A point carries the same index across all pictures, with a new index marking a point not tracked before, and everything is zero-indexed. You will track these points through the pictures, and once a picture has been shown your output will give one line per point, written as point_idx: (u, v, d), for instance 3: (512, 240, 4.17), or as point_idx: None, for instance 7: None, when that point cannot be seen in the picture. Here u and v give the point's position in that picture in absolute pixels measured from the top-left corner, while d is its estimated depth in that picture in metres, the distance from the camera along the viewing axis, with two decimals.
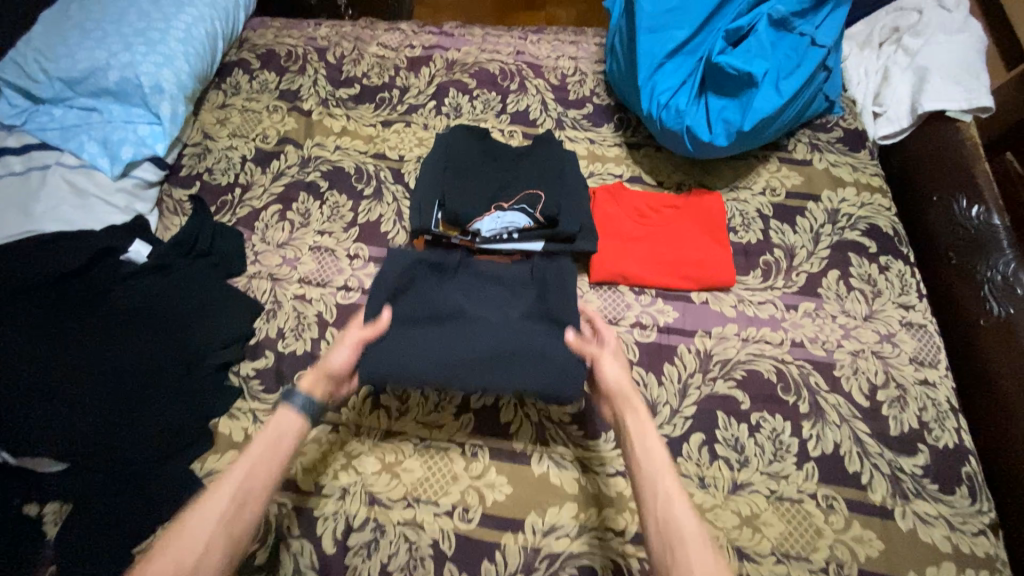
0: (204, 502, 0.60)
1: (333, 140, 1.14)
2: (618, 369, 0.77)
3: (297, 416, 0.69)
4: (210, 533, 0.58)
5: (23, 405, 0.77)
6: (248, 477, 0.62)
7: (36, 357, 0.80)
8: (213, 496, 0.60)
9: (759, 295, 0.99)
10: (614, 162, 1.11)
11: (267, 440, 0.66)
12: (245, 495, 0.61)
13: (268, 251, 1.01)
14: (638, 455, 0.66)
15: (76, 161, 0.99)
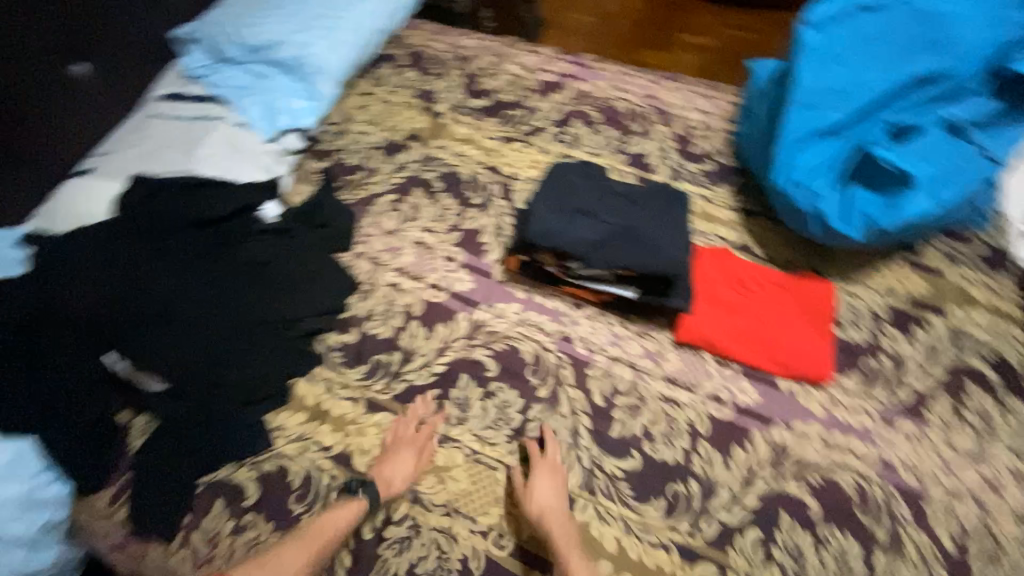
0: (274, 558, 0.72)
1: (454, 145, 1.21)
2: (552, 480, 0.81)
3: (349, 514, 0.77)
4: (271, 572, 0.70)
5: (147, 328, 0.83)
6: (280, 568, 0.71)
7: (169, 287, 0.86)
8: (271, 562, 0.71)
9: (853, 400, 0.91)
10: (723, 225, 1.08)
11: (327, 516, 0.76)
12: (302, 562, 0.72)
13: (374, 235, 1.07)
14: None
15: (238, 119, 1.11)
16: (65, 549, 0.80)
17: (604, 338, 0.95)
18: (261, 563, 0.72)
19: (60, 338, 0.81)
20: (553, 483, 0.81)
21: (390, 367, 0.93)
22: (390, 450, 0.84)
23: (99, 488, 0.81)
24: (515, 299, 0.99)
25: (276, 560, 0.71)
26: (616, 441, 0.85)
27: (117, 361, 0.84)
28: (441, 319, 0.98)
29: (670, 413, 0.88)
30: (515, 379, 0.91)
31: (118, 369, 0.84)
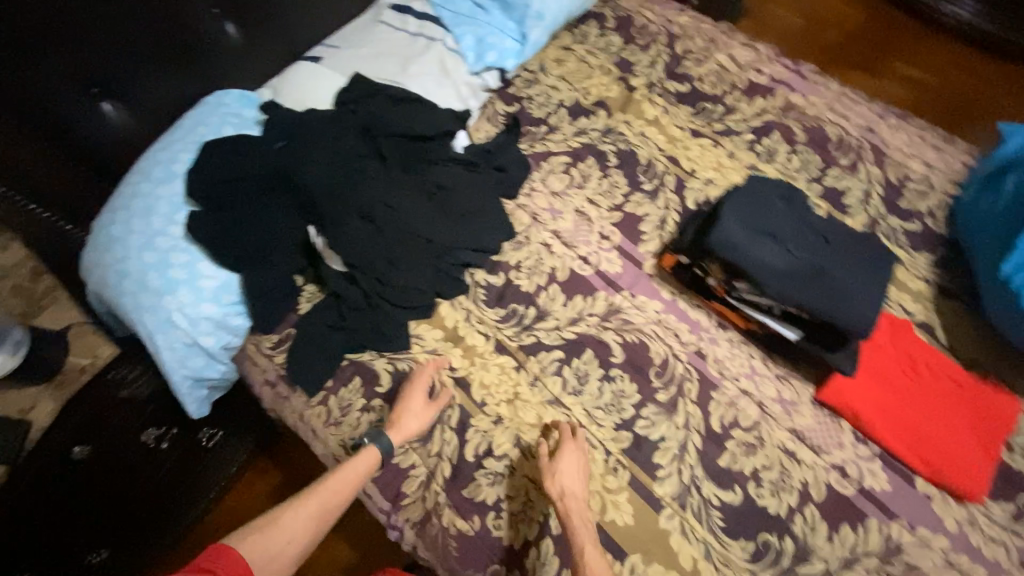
0: (284, 516, 0.74)
1: (639, 124, 1.17)
2: (576, 463, 0.82)
3: (368, 462, 0.81)
4: (282, 541, 0.72)
5: (349, 222, 0.90)
6: (288, 530, 0.73)
7: (373, 190, 0.92)
8: (277, 526, 0.73)
9: (997, 532, 0.82)
10: (910, 296, 0.97)
11: (338, 482, 0.79)
12: (305, 533, 0.75)
13: (540, 190, 1.08)
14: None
15: (452, 45, 1.16)
16: (228, 371, 0.94)
17: (739, 368, 0.91)
18: (270, 518, 0.74)
19: (279, 199, 0.90)
20: (575, 471, 0.81)
21: (523, 319, 0.97)
22: (403, 409, 0.86)
23: (268, 332, 0.92)
24: (659, 297, 0.98)
25: (283, 522, 0.74)
26: (722, 470, 0.84)
27: (316, 236, 0.93)
28: (581, 292, 0.99)
29: (786, 466, 0.84)
30: (638, 374, 0.91)
31: (316, 243, 0.93)
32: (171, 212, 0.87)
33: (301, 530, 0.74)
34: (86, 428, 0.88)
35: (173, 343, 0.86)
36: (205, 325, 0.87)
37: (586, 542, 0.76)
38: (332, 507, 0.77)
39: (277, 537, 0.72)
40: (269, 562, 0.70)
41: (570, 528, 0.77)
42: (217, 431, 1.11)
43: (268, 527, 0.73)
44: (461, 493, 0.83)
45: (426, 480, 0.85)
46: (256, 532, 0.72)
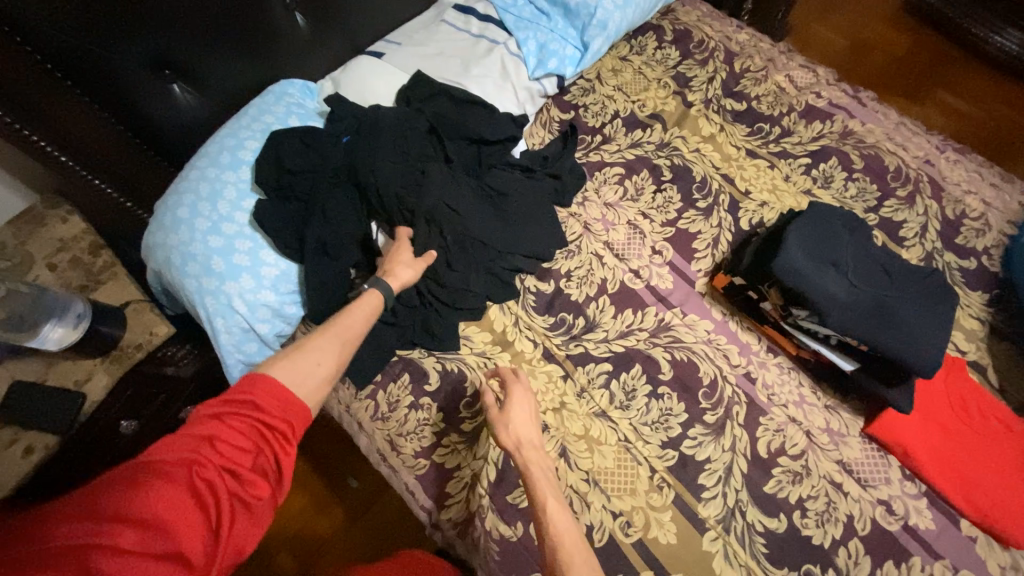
0: (307, 344, 0.69)
1: (694, 141, 1.16)
2: (528, 406, 0.83)
3: (367, 307, 0.79)
4: (310, 372, 0.67)
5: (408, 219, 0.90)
6: (314, 357, 0.68)
7: (433, 188, 0.91)
8: (301, 357, 0.67)
9: None
10: (964, 335, 0.96)
11: (352, 321, 0.75)
12: (336, 363, 0.70)
13: (594, 200, 1.08)
14: (558, 524, 0.69)
15: (515, 49, 1.13)
16: None
17: (788, 395, 0.91)
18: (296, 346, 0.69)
19: (343, 193, 0.91)
20: (528, 412, 0.82)
21: (572, 329, 0.97)
22: (394, 263, 0.87)
23: (321, 323, 0.95)
24: (709, 317, 0.98)
25: (305, 352, 0.68)
26: (767, 497, 0.84)
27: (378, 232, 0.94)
28: (631, 306, 0.99)
29: (832, 498, 0.84)
30: (686, 393, 0.91)
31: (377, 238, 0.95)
32: (238, 199, 0.88)
33: (333, 356, 0.70)
34: (134, 403, 0.92)
35: (231, 327, 0.87)
36: (263, 313, 0.88)
37: (546, 481, 0.74)
38: (351, 340, 0.73)
39: (306, 362, 0.67)
40: (301, 389, 0.65)
41: (529, 467, 0.76)
42: None
43: (295, 353, 0.68)
44: (505, 498, 0.84)
45: (470, 482, 0.85)
46: (282, 360, 0.66)
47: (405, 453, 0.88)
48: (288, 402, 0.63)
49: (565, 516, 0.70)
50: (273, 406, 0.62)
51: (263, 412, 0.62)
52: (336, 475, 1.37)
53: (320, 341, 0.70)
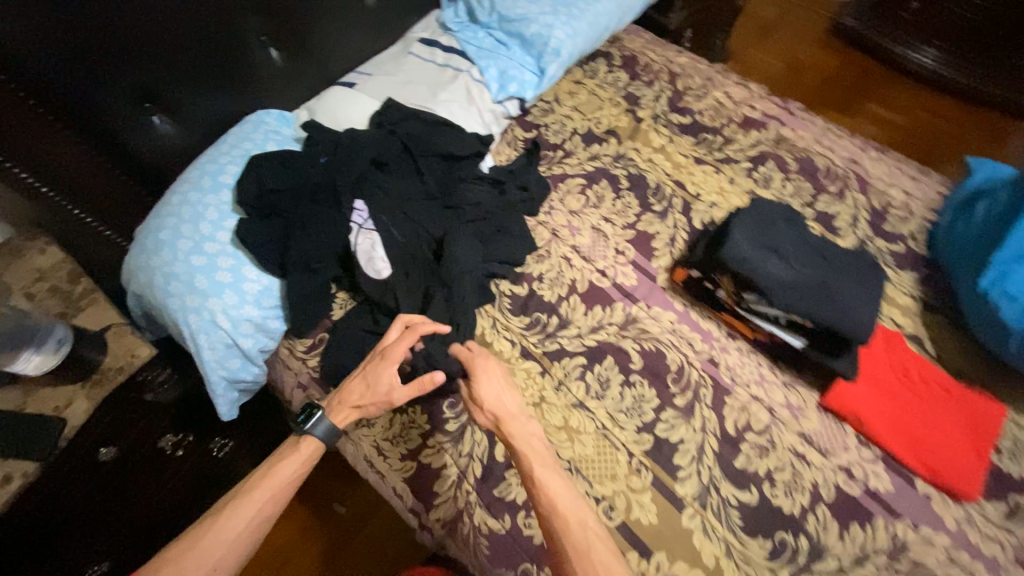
0: (211, 529, 0.72)
1: (647, 152, 1.27)
2: (501, 378, 0.85)
3: (296, 460, 0.80)
4: (211, 561, 0.70)
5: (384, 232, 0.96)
6: (215, 546, 0.71)
7: (409, 204, 1.00)
8: (200, 548, 0.71)
9: (993, 530, 0.87)
10: (899, 310, 1.05)
11: (269, 490, 0.76)
12: (244, 543, 0.72)
13: (559, 209, 1.16)
14: (546, 486, 0.75)
15: (478, 76, 1.24)
16: (261, 374, 0.97)
17: (749, 375, 0.98)
18: (203, 529, 0.73)
19: (321, 208, 0.96)
20: (498, 387, 0.84)
21: (546, 327, 1.02)
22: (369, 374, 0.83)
23: (303, 335, 0.98)
24: (672, 308, 1.05)
25: (205, 544, 0.71)
26: (738, 471, 0.89)
27: (357, 240, 0.95)
28: (600, 303, 1.05)
29: (797, 468, 0.90)
30: (656, 379, 0.97)
31: (356, 247, 0.95)
32: (219, 219, 0.92)
33: (238, 537, 0.72)
34: (117, 428, 0.93)
35: (215, 343, 0.90)
36: (246, 327, 0.91)
37: (530, 450, 0.78)
38: (264, 512, 0.75)
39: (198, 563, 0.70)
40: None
41: (511, 440, 0.79)
42: (228, 442, 1.21)
43: (197, 543, 0.71)
44: (492, 492, 0.86)
45: (457, 479, 0.88)
46: (177, 559, 0.70)
47: (391, 457, 0.91)
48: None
49: (552, 478, 0.75)
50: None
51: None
52: (321, 500, 1.36)
53: (229, 517, 0.73)
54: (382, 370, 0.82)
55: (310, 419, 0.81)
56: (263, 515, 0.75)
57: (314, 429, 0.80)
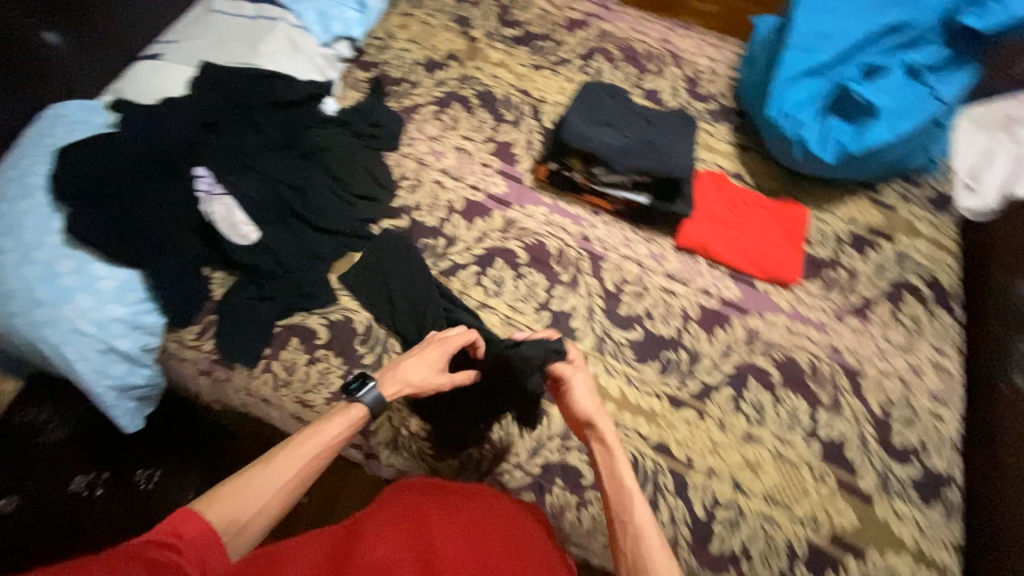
0: (256, 473, 0.65)
1: (490, 69, 1.32)
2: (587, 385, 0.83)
3: (344, 422, 0.75)
4: (253, 506, 0.63)
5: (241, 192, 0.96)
6: (255, 494, 0.64)
7: (258, 161, 1.01)
8: (246, 491, 0.64)
9: (815, 301, 1.10)
10: (722, 156, 1.25)
11: (313, 447, 0.70)
12: (284, 497, 0.66)
13: (420, 139, 1.19)
14: (623, 479, 0.74)
15: (296, 21, 1.22)
16: (156, 374, 0.93)
17: (618, 241, 1.12)
18: (241, 475, 0.65)
19: (178, 190, 0.95)
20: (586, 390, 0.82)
21: (435, 249, 1.08)
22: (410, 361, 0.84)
23: (188, 322, 0.94)
24: (542, 203, 1.15)
25: (254, 488, 0.65)
26: (623, 318, 1.05)
27: (213, 208, 0.94)
28: (479, 214, 1.12)
29: (668, 301, 1.07)
30: (542, 266, 1.08)
31: (214, 215, 0.94)
32: (42, 225, 0.87)
33: (283, 490, 0.66)
34: None
35: (86, 353, 0.85)
36: (117, 327, 0.87)
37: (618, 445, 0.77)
38: (309, 469, 0.69)
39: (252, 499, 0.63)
40: (233, 539, 0.61)
41: (606, 437, 0.78)
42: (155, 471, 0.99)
43: (238, 486, 0.64)
44: (422, 401, 0.94)
45: (387, 402, 0.94)
46: (220, 499, 0.63)
47: (318, 406, 0.92)
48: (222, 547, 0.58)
49: (628, 468, 0.75)
50: (206, 549, 0.57)
51: (198, 551, 0.56)
52: None
53: (277, 467, 0.67)
54: (424, 350, 0.85)
55: (362, 386, 0.79)
56: (307, 471, 0.69)
57: (365, 396, 0.77)
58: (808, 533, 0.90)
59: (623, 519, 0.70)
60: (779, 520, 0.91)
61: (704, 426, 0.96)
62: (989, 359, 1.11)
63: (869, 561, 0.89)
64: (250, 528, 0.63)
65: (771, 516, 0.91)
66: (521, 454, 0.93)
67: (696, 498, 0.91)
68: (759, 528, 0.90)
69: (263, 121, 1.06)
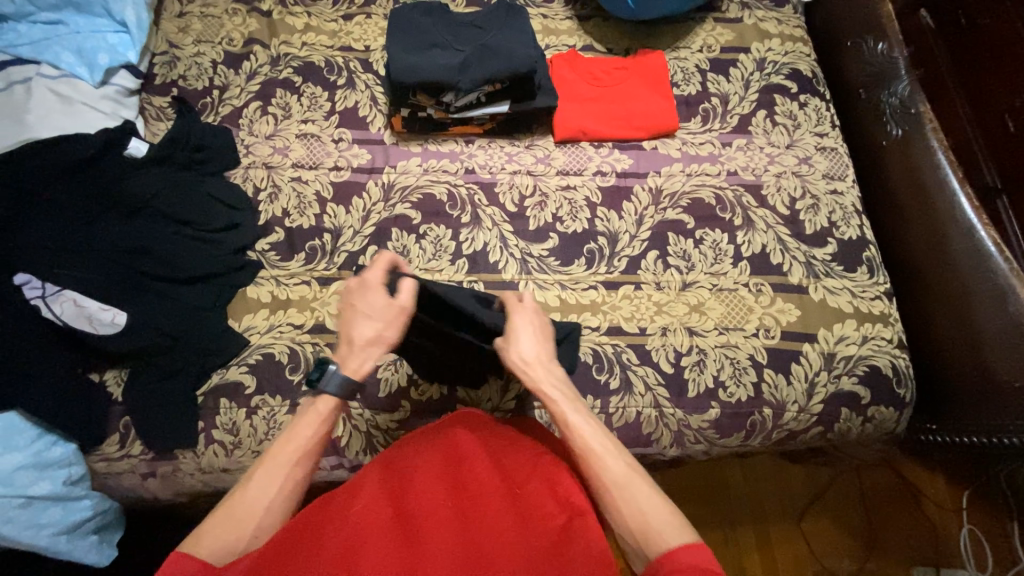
0: (241, 497, 0.63)
1: (297, 38, 1.17)
2: (508, 319, 0.78)
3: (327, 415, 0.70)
4: (250, 529, 0.62)
5: (89, 281, 0.88)
6: (245, 518, 0.62)
7: (87, 240, 0.90)
8: (234, 518, 0.62)
9: (700, 138, 1.12)
10: (566, 34, 1.20)
11: (294, 454, 0.67)
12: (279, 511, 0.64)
13: (257, 144, 1.08)
14: (561, 410, 0.71)
15: (54, 71, 1.03)
16: (99, 499, 0.86)
17: (500, 160, 1.09)
18: (233, 500, 0.63)
19: (8, 310, 0.83)
20: (505, 321, 0.77)
21: (325, 248, 1.01)
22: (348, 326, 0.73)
23: (103, 435, 0.86)
24: (413, 154, 1.09)
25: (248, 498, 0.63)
26: (535, 232, 1.04)
27: (59, 307, 0.85)
28: (354, 194, 1.05)
29: (570, 197, 1.06)
30: (438, 217, 1.04)
31: (63, 314, 0.85)
32: None
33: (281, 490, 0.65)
34: None
35: (5, 514, 0.76)
36: (24, 475, 0.78)
37: (553, 381, 0.74)
38: (295, 476, 0.67)
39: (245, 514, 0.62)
40: None
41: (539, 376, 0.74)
42: None
43: (226, 517, 0.62)
44: (379, 396, 0.93)
45: (345, 413, 0.92)
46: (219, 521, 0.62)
47: None
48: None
49: (565, 400, 0.72)
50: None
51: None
52: None
53: (269, 473, 0.65)
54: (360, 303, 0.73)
55: (323, 376, 0.71)
56: (295, 479, 0.66)
57: (327, 386, 0.70)
58: (764, 340, 0.97)
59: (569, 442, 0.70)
60: (736, 342, 0.97)
61: (645, 295, 1.00)
62: (865, 122, 1.18)
63: (820, 340, 0.98)
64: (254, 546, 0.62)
65: (729, 343, 0.97)
66: (493, 396, 0.94)
67: (661, 358, 0.96)
68: (723, 357, 0.96)
69: (68, 196, 0.91)
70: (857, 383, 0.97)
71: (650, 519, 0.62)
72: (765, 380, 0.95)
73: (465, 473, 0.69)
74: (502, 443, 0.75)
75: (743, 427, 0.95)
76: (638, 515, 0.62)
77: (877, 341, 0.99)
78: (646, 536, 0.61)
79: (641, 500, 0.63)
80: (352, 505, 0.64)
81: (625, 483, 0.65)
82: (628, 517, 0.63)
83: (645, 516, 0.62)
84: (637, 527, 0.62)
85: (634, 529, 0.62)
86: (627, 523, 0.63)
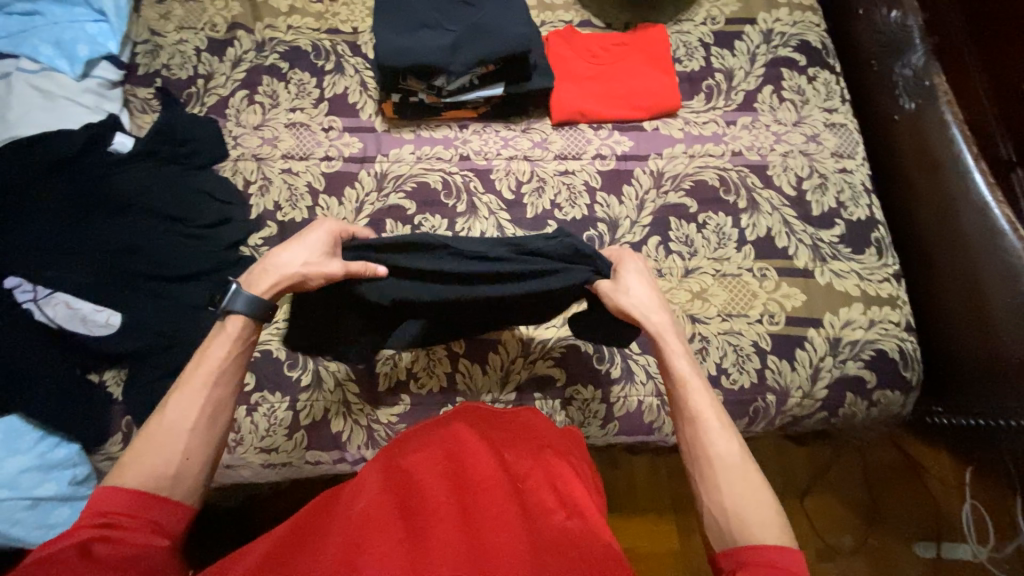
0: (158, 424, 0.61)
1: (282, 20, 1.13)
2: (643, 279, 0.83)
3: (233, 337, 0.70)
4: (177, 452, 0.60)
5: (80, 282, 0.87)
6: (171, 440, 0.60)
7: (77, 240, 0.89)
8: (153, 443, 0.60)
9: (703, 117, 1.08)
10: (563, 10, 1.15)
11: (206, 375, 0.66)
12: (206, 432, 0.63)
13: (246, 134, 1.05)
14: (676, 366, 0.74)
15: (33, 64, 1.00)
16: None
17: (495, 145, 1.05)
18: (148, 429, 0.61)
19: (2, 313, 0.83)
20: (641, 281, 0.82)
21: None
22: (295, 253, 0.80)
23: (107, 435, 0.87)
24: (405, 141, 1.05)
25: (165, 429, 0.61)
26: (533, 220, 1.01)
27: (51, 306, 0.85)
28: (346, 185, 1.02)
29: (568, 182, 1.03)
30: (433, 206, 1.01)
31: (54, 315, 0.85)
32: None
33: (199, 413, 0.63)
34: None
35: (12, 516, 0.77)
36: (30, 476, 0.79)
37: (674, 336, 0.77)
38: (217, 394, 0.65)
39: (166, 440, 0.60)
40: (174, 482, 0.59)
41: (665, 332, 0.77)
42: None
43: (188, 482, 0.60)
44: (379, 390, 0.92)
45: (346, 408, 0.91)
46: (145, 451, 0.59)
47: (282, 442, 0.90)
48: (156, 499, 0.56)
49: (682, 357, 0.75)
50: (150, 508, 0.56)
51: (143, 514, 0.55)
52: None
53: (178, 405, 0.63)
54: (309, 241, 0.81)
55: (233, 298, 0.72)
56: (217, 400, 0.65)
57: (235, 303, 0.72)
58: (768, 326, 0.96)
59: (682, 407, 0.70)
60: (740, 328, 0.95)
61: None
62: (875, 96, 1.13)
63: (826, 325, 0.96)
64: (187, 469, 0.60)
65: (732, 329, 0.95)
66: (492, 387, 0.93)
67: None
68: (726, 343, 0.94)
69: (54, 196, 0.90)
70: (863, 368, 0.95)
71: (744, 504, 0.60)
72: (769, 366, 0.94)
73: (466, 469, 0.68)
74: (504, 440, 0.75)
75: (747, 414, 0.94)
76: (733, 494, 0.61)
77: (885, 325, 0.97)
78: (733, 518, 0.59)
79: (739, 483, 0.61)
80: (354, 504, 0.63)
81: (734, 464, 0.63)
82: (721, 494, 0.61)
83: (739, 499, 0.60)
84: (728, 507, 0.60)
85: (724, 500, 0.61)
86: (718, 501, 0.61)
